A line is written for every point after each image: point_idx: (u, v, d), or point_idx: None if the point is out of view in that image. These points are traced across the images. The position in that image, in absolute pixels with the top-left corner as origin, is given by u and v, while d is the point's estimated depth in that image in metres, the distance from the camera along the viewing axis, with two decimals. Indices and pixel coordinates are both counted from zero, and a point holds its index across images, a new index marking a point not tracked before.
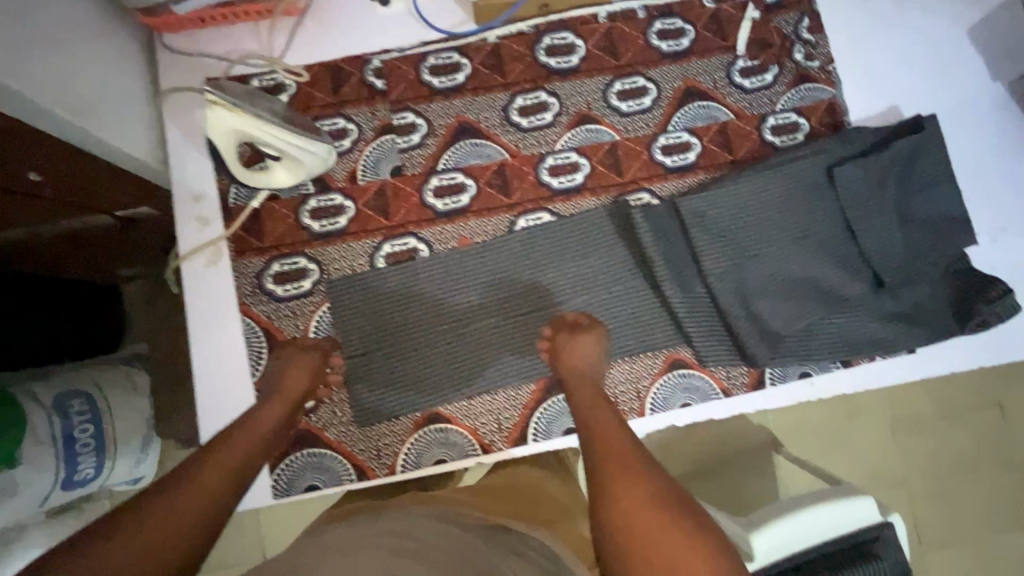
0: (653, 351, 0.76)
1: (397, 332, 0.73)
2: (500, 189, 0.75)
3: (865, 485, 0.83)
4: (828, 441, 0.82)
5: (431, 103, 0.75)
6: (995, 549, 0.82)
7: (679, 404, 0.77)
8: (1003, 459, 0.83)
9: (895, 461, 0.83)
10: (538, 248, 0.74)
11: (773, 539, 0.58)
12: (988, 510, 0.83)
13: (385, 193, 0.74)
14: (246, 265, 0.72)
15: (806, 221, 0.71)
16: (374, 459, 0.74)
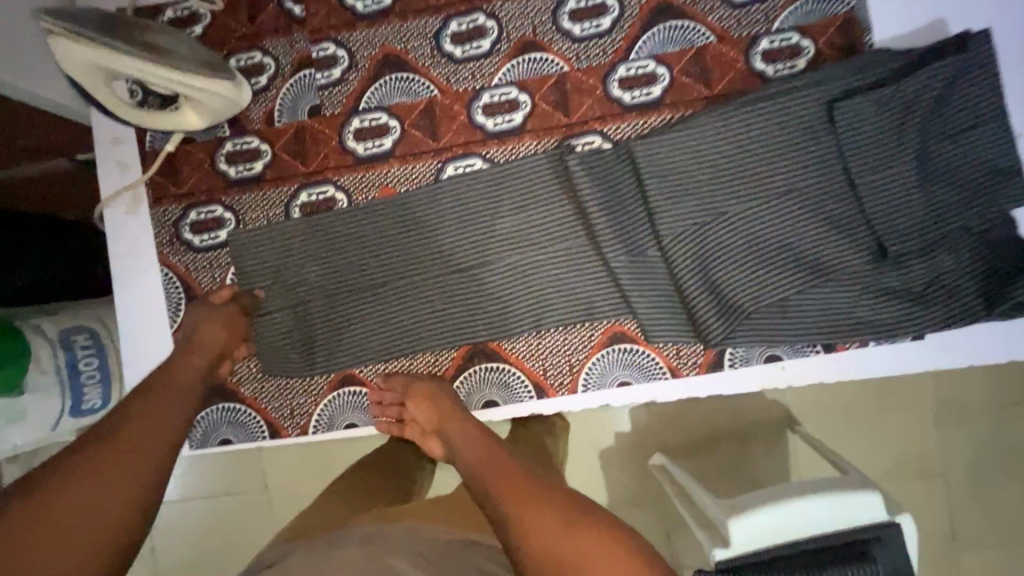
0: (589, 319, 0.57)
1: (291, 293, 0.58)
2: (426, 132, 0.58)
3: (878, 482, 0.71)
4: (833, 429, 0.71)
5: (353, 32, 0.58)
6: None
7: (615, 383, 0.58)
8: None
9: (923, 458, 0.70)
10: (460, 201, 0.56)
11: (752, 528, 0.53)
12: None
13: (303, 139, 0.59)
14: (163, 214, 0.60)
15: (803, 172, 0.52)
16: (288, 418, 0.60)
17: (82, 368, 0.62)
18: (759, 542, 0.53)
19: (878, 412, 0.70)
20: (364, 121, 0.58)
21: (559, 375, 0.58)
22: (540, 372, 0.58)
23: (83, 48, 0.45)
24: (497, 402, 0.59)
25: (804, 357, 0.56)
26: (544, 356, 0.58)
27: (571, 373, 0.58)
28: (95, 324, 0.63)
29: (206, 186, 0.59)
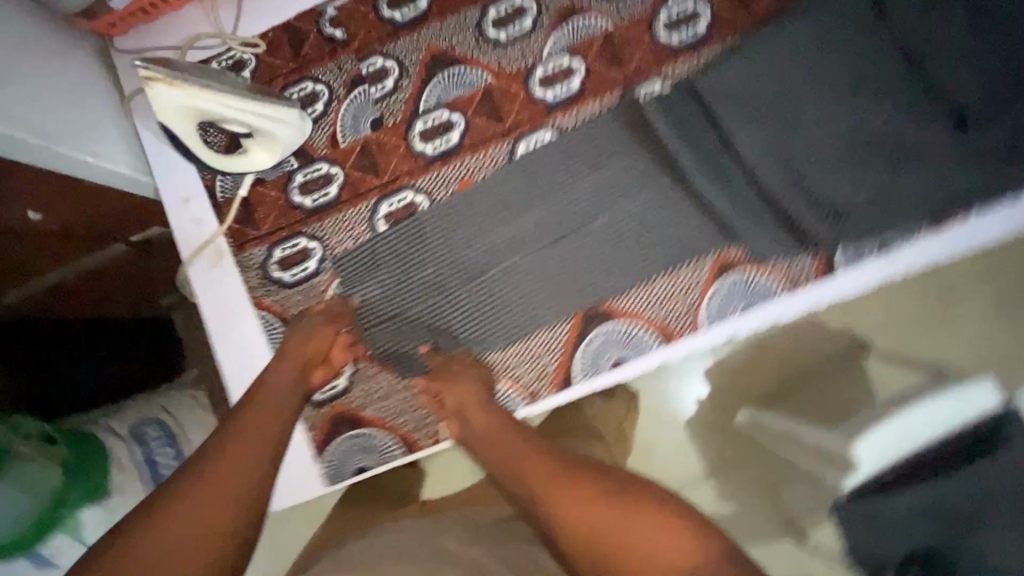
0: (697, 258, 0.57)
1: (392, 301, 0.60)
2: (490, 117, 0.60)
3: (986, 374, 0.69)
4: (922, 331, 0.70)
5: (397, 40, 0.61)
6: None
7: (738, 313, 0.57)
8: None
9: (1023, 340, 0.69)
10: (538, 175, 0.59)
11: (876, 447, 0.52)
12: None
13: (371, 153, 0.61)
14: (249, 257, 0.61)
15: (865, 75, 0.55)
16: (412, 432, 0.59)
17: (158, 462, 0.59)
18: (883, 460, 0.52)
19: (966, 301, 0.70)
20: (426, 122, 0.61)
21: (676, 320, 0.57)
22: (664, 322, 0.57)
23: (177, 89, 0.47)
24: (619, 362, 0.57)
25: (916, 244, 0.56)
26: (666, 306, 0.58)
27: (692, 314, 0.57)
28: (158, 414, 0.61)
29: (287, 221, 0.61)
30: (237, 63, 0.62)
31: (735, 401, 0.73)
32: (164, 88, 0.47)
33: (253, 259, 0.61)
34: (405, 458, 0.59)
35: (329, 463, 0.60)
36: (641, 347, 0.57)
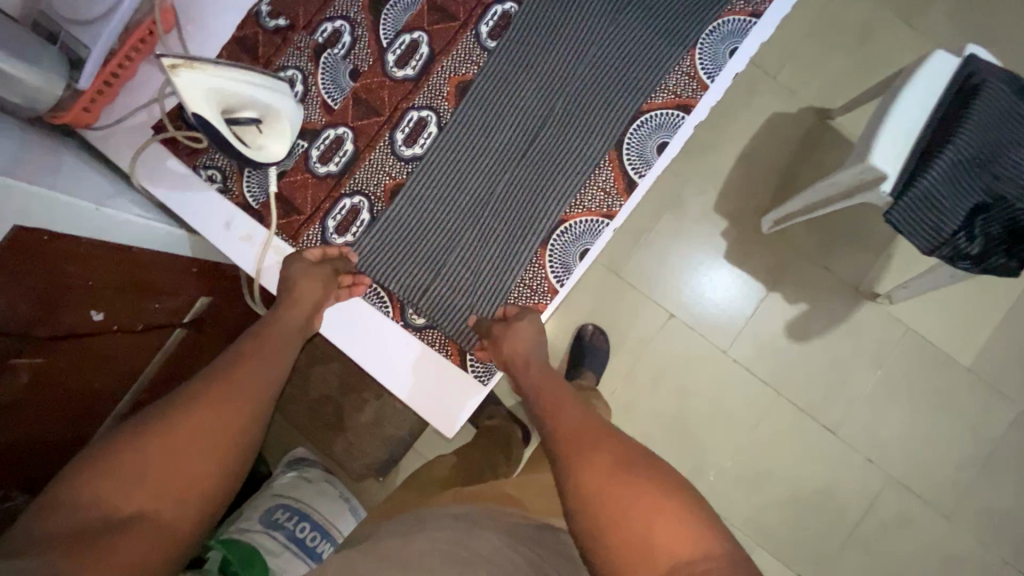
0: (673, 35, 0.82)
1: (473, 183, 0.82)
2: (443, 20, 0.83)
3: (789, 99, 1.26)
4: (748, 91, 1.26)
5: (336, 5, 0.84)
6: (879, 77, 1.26)
7: (726, 56, 0.82)
8: (855, 29, 1.26)
9: (804, 77, 1.26)
10: (511, 47, 0.83)
11: (888, 154, 0.88)
12: (863, 62, 1.26)
13: (362, 97, 0.82)
14: (309, 237, 0.81)
15: None
16: (534, 295, 0.81)
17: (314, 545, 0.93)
18: (901, 158, 0.89)
19: (770, 62, 1.27)
20: (395, 50, 0.83)
21: (685, 86, 0.82)
22: (674, 94, 0.82)
23: (199, 72, 0.61)
24: (665, 141, 0.82)
25: None
26: (667, 83, 0.82)
27: (693, 77, 0.82)
28: (289, 500, 0.96)
29: (327, 191, 0.81)
30: None
31: (722, 198, 1.26)
32: (189, 73, 0.60)
33: (412, 201, 0.81)
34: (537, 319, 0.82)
35: (478, 367, 0.81)
36: (674, 121, 0.82)
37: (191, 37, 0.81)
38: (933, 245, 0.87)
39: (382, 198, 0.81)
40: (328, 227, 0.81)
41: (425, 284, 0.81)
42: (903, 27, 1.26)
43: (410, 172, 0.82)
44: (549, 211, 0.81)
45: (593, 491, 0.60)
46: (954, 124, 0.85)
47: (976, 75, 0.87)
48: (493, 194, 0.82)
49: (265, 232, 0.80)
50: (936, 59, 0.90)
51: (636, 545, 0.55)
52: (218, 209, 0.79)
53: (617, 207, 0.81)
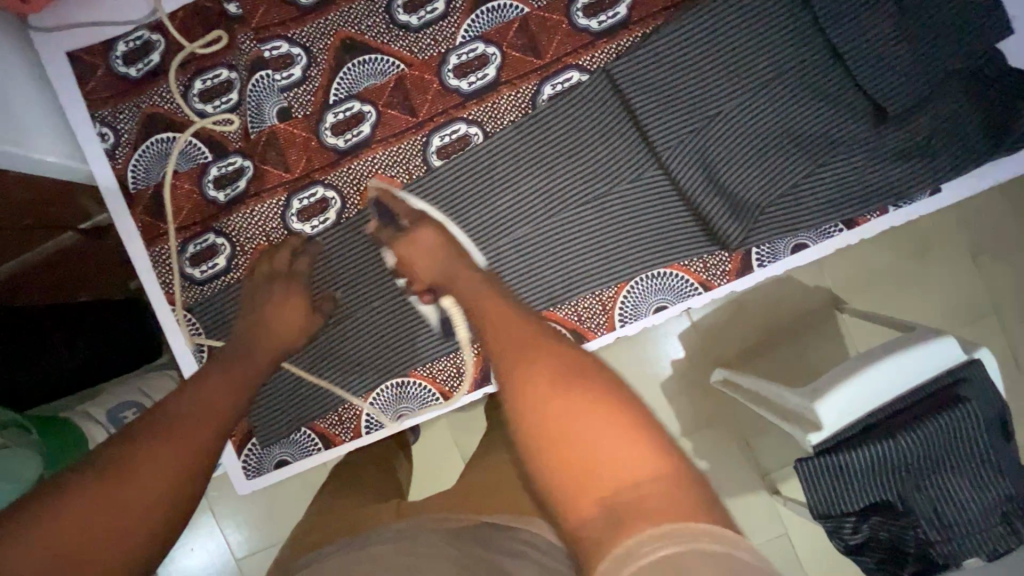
0: (628, 260, 0.86)
1: (372, 288, 0.89)
2: (400, 109, 0.88)
3: (811, 275, 1.17)
4: None
5: (304, 26, 0.88)
6: (914, 295, 1.16)
7: (653, 308, 0.88)
8: (917, 238, 1.16)
9: (839, 262, 1.17)
10: (464, 181, 0.86)
11: (828, 409, 0.82)
12: (908, 272, 1.16)
13: (276, 140, 0.89)
14: (160, 250, 0.91)
15: (759, 68, 0.79)
16: (338, 427, 0.93)
17: None
18: (840, 421, 0.82)
19: None
20: (337, 113, 0.88)
21: (593, 318, 0.89)
22: (580, 317, 0.88)
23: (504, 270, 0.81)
24: None
25: (829, 237, 0.85)
26: (582, 305, 0.88)
27: (606, 313, 0.88)
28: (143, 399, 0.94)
29: (204, 217, 0.90)
30: (147, 45, 0.90)
31: (691, 335, 1.19)
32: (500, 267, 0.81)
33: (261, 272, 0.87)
34: (327, 448, 0.94)
35: (250, 461, 0.94)
36: None
37: None
38: (823, 513, 0.83)
39: (249, 256, 0.90)
40: (186, 255, 0.90)
41: (219, 320, 0.90)
42: (965, 261, 1.16)
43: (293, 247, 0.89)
44: (413, 363, 0.91)
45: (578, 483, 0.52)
46: (909, 422, 0.79)
47: (962, 385, 0.80)
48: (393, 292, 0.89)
49: (126, 212, 0.90)
50: (934, 346, 0.81)
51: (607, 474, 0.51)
52: (103, 179, 0.90)
53: (458, 392, 0.92)
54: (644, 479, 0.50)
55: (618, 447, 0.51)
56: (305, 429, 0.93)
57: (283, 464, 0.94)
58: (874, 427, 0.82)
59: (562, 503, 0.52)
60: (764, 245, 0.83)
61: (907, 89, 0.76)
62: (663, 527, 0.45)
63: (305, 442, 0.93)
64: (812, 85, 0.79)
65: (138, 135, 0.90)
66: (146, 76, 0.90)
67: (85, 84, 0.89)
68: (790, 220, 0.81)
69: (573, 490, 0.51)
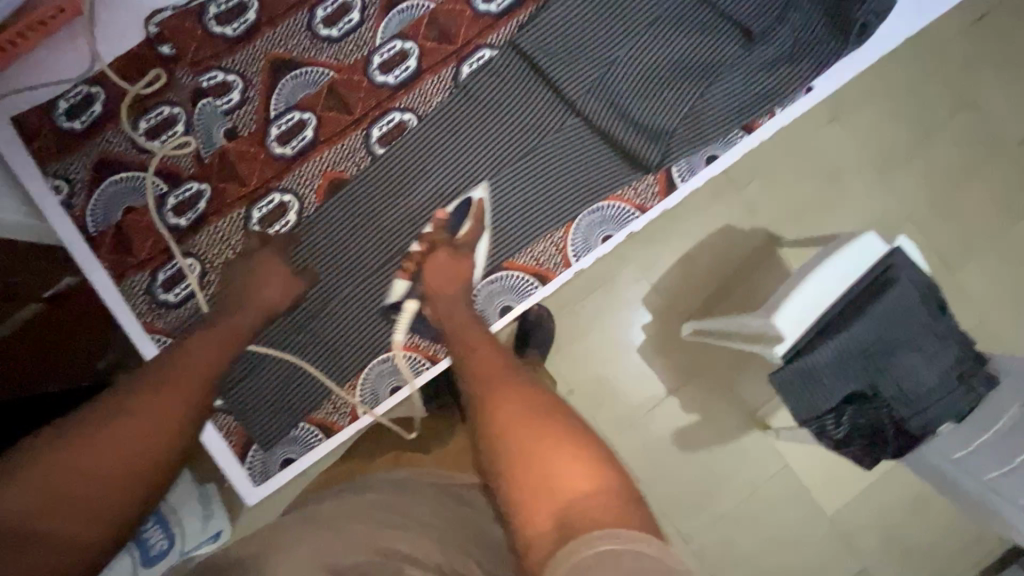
0: (568, 199, 0.96)
1: (342, 275, 0.96)
2: (337, 110, 0.97)
3: (746, 218, 1.27)
4: (708, 199, 1.26)
5: (236, 55, 0.96)
6: (836, 216, 1.28)
7: (600, 239, 0.98)
8: (828, 167, 1.28)
9: (768, 200, 1.27)
10: (406, 161, 0.96)
11: (786, 318, 0.89)
12: (826, 198, 1.28)
13: (229, 157, 0.96)
14: (133, 284, 0.95)
15: (641, 12, 0.93)
16: (335, 414, 0.99)
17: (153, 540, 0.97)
18: (798, 327, 0.89)
19: (744, 177, 1.27)
20: (280, 125, 0.97)
21: (550, 259, 0.97)
22: (540, 261, 0.97)
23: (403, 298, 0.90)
24: (512, 303, 0.98)
25: (735, 144, 0.96)
26: (539, 248, 0.97)
27: (561, 252, 0.97)
28: None
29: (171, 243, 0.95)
30: (88, 97, 0.95)
31: (655, 294, 1.26)
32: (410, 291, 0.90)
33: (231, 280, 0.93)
34: (328, 434, 0.99)
35: (255, 466, 0.98)
36: (527, 285, 0.98)
37: (99, 31, 0.95)
38: (804, 417, 0.89)
39: (219, 270, 0.96)
40: (158, 281, 0.95)
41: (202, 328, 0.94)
42: (871, 179, 1.29)
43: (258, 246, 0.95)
44: (396, 335, 0.98)
45: (524, 507, 0.58)
46: (853, 314, 0.88)
47: (890, 272, 0.89)
48: (364, 273, 0.97)
49: (94, 255, 0.95)
50: (861, 242, 0.90)
51: (542, 492, 0.58)
52: (64, 228, 0.94)
53: (442, 354, 0.99)
54: (590, 495, 0.56)
55: (575, 475, 0.58)
56: (303, 424, 0.98)
57: (288, 462, 0.99)
58: (831, 327, 0.89)
59: (521, 518, 0.58)
60: (682, 161, 0.95)
61: (761, 9, 0.91)
62: (596, 528, 0.51)
63: (305, 436, 0.99)
64: (688, 18, 0.93)
65: (91, 181, 0.95)
66: (91, 126, 0.95)
67: (30, 141, 0.94)
68: (700, 134, 0.92)
69: (534, 510, 0.57)
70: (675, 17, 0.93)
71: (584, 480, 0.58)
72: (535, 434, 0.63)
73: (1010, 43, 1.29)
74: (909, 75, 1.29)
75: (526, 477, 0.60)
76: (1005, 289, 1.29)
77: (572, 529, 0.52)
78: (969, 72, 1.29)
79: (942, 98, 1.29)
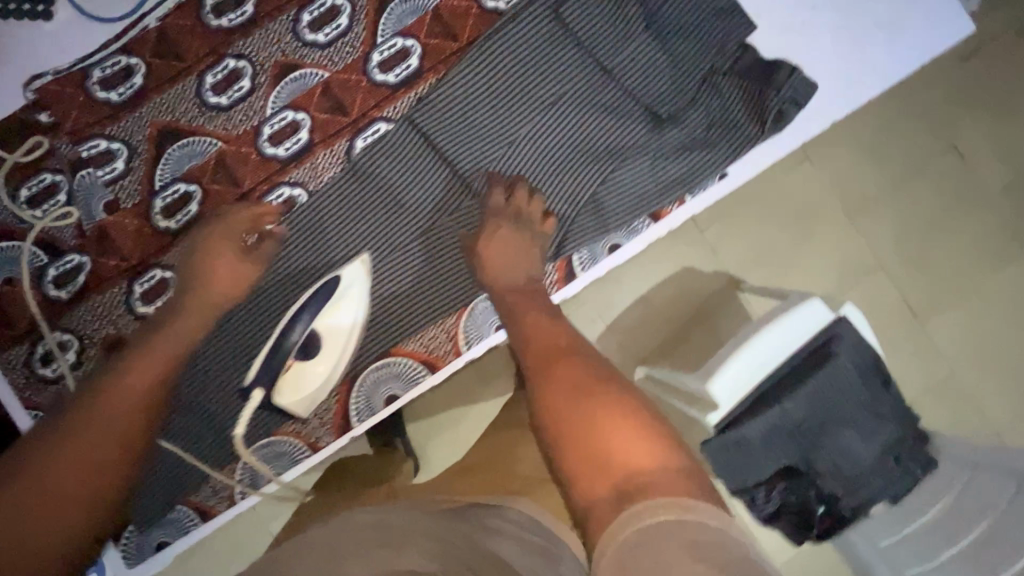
0: (463, 285, 0.95)
1: (223, 352, 0.94)
2: (224, 184, 0.94)
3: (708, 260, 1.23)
4: (667, 240, 1.22)
5: (122, 121, 0.93)
6: (806, 262, 1.23)
7: (492, 328, 0.98)
8: (797, 210, 1.23)
9: (733, 242, 1.23)
10: (296, 238, 0.93)
11: (721, 385, 0.83)
12: (795, 243, 1.23)
13: (112, 229, 0.94)
14: (12, 360, 0.94)
15: (545, 97, 0.94)
16: (212, 498, 0.99)
17: None
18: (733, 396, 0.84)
19: (708, 218, 1.23)
20: (166, 197, 0.94)
21: (439, 348, 0.97)
22: (429, 348, 0.97)
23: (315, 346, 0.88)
24: (397, 392, 0.98)
25: (638, 232, 0.98)
26: (428, 336, 0.97)
27: (451, 340, 0.97)
28: None
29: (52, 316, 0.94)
30: None
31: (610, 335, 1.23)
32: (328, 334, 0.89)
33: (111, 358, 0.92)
34: (203, 520, 0.99)
35: (128, 549, 0.99)
36: (414, 373, 0.98)
37: None
38: (736, 488, 0.87)
39: (98, 345, 0.94)
40: (36, 356, 0.94)
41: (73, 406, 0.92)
42: (842, 223, 1.24)
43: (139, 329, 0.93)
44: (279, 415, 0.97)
45: (575, 467, 0.57)
46: (793, 385, 0.84)
47: (834, 341, 0.85)
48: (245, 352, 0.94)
49: None
50: (805, 308, 0.85)
51: (597, 453, 0.57)
52: None
53: (324, 441, 0.99)
54: (662, 469, 0.54)
55: (637, 449, 0.56)
56: (181, 507, 0.99)
57: (165, 545, 1.00)
58: (765, 401, 0.84)
59: (572, 476, 0.57)
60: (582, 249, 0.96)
61: (665, 101, 0.93)
62: (651, 499, 0.51)
63: (182, 520, 0.99)
64: (593, 106, 0.93)
65: None
66: None
67: None
68: (603, 222, 0.94)
69: (584, 470, 0.57)
70: (580, 104, 0.93)
71: (647, 453, 0.55)
72: (575, 403, 0.61)
73: (994, 80, 1.22)
74: (883, 113, 1.23)
75: (583, 444, 0.58)
76: (978, 344, 1.23)
77: (633, 495, 0.52)
78: (949, 110, 1.23)
79: (921, 137, 1.23)
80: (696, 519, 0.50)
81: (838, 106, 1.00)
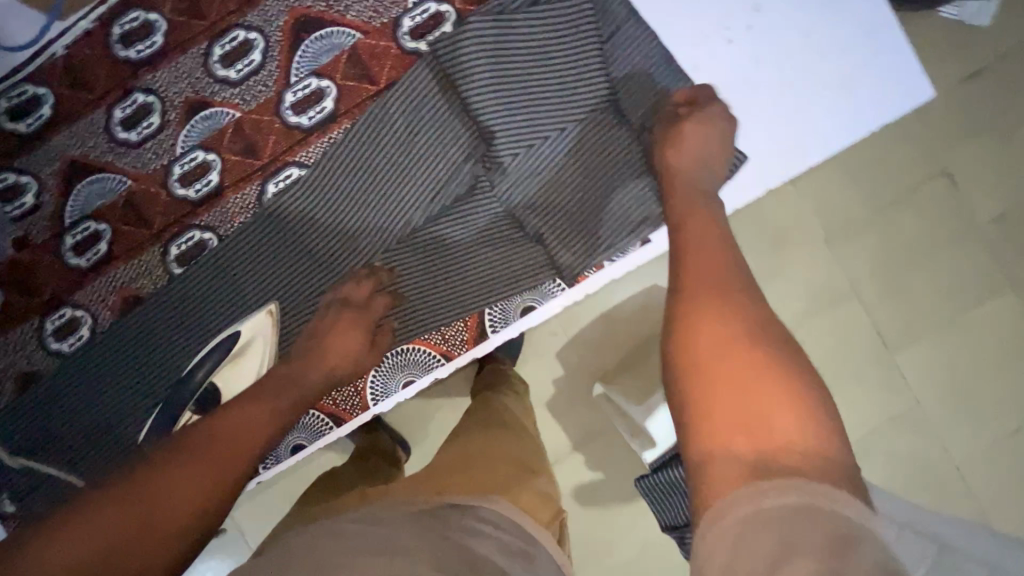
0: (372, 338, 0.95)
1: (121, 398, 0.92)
2: (133, 224, 0.93)
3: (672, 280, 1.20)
4: None
5: (32, 155, 0.94)
6: (778, 289, 1.19)
7: (402, 382, 0.98)
8: (769, 236, 1.19)
9: None
10: (199, 284, 0.91)
11: None
12: (765, 270, 1.19)
13: (26, 265, 0.94)
14: None
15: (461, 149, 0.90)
16: None
17: None
18: None
19: None
20: (76, 235, 0.93)
21: (348, 403, 0.98)
22: (336, 402, 0.97)
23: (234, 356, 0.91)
24: (304, 443, 0.99)
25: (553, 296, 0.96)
26: (336, 390, 0.97)
27: (361, 395, 0.98)
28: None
29: None
30: None
31: (568, 350, 1.22)
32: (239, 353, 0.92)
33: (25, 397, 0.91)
34: None
35: None
36: (322, 426, 0.99)
37: None
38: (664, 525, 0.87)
39: (12, 382, 0.93)
40: None
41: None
42: (818, 249, 1.19)
43: (51, 366, 0.93)
44: None
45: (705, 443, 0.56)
46: None
47: None
48: (146, 402, 0.92)
49: None
50: None
51: (759, 422, 0.54)
52: None
53: None
54: (801, 450, 0.53)
55: (782, 414, 0.54)
56: None
57: None
58: None
59: (701, 469, 0.56)
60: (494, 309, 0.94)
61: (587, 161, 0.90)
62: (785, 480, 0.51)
63: None
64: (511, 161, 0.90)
65: None
66: None
67: None
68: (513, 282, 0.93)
69: (724, 435, 0.55)
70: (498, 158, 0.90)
71: (781, 415, 0.55)
72: (726, 351, 0.59)
73: (981, 104, 1.17)
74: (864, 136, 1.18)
75: (715, 402, 0.57)
76: (953, 374, 1.20)
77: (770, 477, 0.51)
78: (935, 133, 1.17)
79: (906, 161, 1.18)
80: (833, 510, 0.49)
81: (811, 134, 0.96)
